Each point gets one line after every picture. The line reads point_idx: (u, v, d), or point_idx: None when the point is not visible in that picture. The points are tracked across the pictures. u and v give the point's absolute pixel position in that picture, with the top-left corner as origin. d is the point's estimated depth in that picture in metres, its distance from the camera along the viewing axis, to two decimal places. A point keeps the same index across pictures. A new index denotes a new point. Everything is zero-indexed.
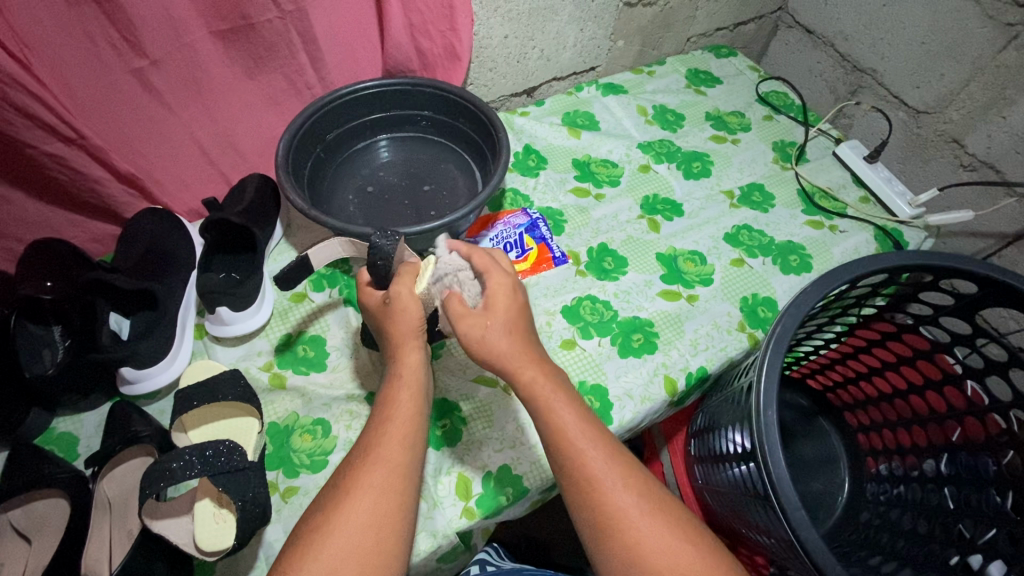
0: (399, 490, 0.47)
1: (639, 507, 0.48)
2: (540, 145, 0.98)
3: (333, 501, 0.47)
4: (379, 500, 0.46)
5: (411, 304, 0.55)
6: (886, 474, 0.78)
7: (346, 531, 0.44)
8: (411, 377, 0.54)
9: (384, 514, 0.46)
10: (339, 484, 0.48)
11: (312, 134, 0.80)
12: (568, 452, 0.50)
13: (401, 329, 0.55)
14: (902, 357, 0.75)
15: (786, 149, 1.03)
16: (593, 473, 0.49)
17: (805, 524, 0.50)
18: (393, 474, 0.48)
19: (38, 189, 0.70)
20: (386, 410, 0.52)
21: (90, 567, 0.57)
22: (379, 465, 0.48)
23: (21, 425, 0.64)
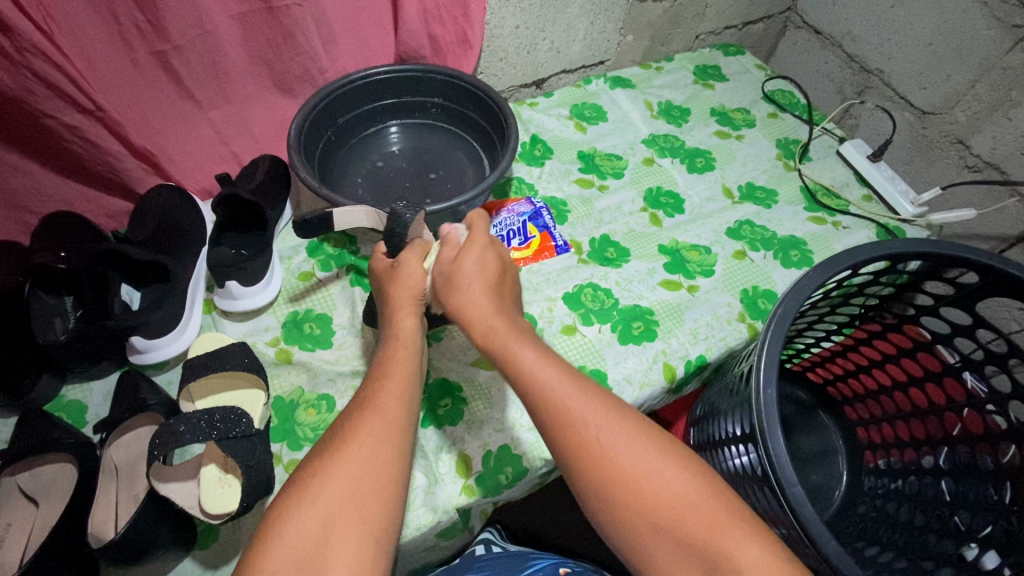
0: (393, 442, 0.47)
1: (648, 477, 0.46)
2: (546, 135, 0.99)
3: (326, 452, 0.46)
4: (373, 453, 0.46)
5: (416, 272, 0.58)
6: (884, 467, 0.78)
7: (337, 482, 0.44)
8: (409, 339, 0.55)
9: (376, 467, 0.45)
10: (335, 435, 0.48)
11: (324, 116, 0.82)
12: (564, 413, 0.48)
13: (398, 293, 0.57)
14: (902, 349, 0.76)
15: (790, 146, 1.04)
16: (591, 437, 0.47)
17: (804, 502, 0.51)
18: (386, 429, 0.47)
19: (53, 162, 0.72)
20: (382, 373, 0.52)
21: (97, 529, 0.59)
22: (371, 418, 0.48)
23: (32, 392, 0.65)
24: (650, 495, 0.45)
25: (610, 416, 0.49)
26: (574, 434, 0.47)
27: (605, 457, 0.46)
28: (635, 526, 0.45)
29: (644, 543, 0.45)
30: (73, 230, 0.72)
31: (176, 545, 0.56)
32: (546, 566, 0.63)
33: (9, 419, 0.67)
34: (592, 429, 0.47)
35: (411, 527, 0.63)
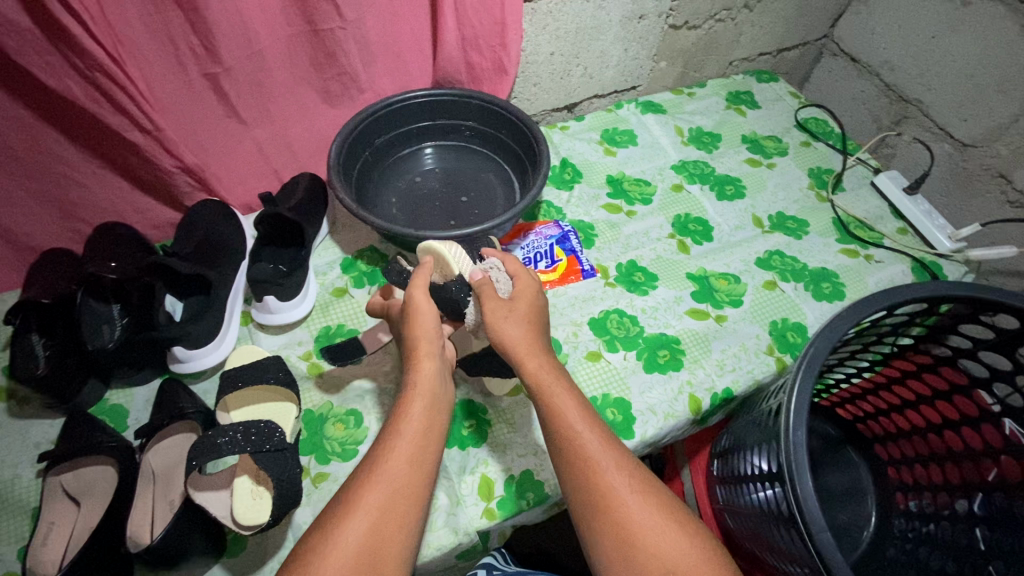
0: (401, 511, 0.48)
1: (659, 530, 0.48)
2: (577, 159, 0.99)
3: (336, 512, 0.47)
4: (380, 518, 0.47)
5: (428, 305, 0.59)
6: (916, 511, 0.76)
7: (346, 544, 0.45)
8: (427, 386, 0.55)
9: (383, 534, 0.46)
10: (346, 493, 0.49)
11: (363, 137, 0.84)
12: (590, 465, 0.51)
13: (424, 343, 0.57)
14: (938, 391, 0.74)
15: (822, 176, 1.03)
16: (620, 492, 0.50)
17: (834, 550, 0.49)
18: (405, 492, 0.48)
19: (107, 178, 0.76)
20: (396, 424, 0.53)
21: (134, 531, 0.60)
22: (382, 479, 0.49)
23: (78, 395, 0.68)
24: (666, 556, 0.47)
25: (636, 485, 0.51)
26: (629, 539, 0.48)
27: (631, 528, 0.48)
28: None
29: None
30: (123, 242, 0.76)
31: (207, 552, 0.58)
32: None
33: (56, 420, 0.70)
34: (635, 519, 0.49)
35: (431, 546, 0.63)
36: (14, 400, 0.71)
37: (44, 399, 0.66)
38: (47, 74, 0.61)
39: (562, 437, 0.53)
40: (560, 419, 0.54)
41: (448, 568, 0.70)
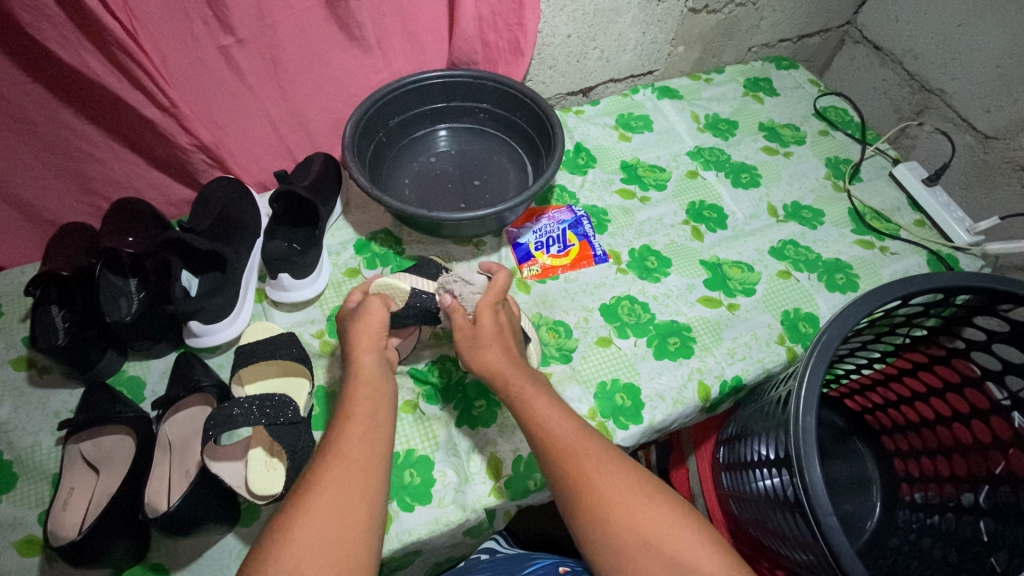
0: (361, 485, 0.50)
1: (626, 493, 0.53)
2: (591, 144, 0.98)
3: (294, 498, 0.49)
4: (336, 498, 0.48)
5: (377, 312, 0.64)
6: (922, 503, 0.76)
7: (309, 524, 0.46)
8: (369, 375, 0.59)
9: (344, 511, 0.48)
10: (303, 482, 0.50)
11: (377, 118, 0.84)
12: (556, 439, 0.56)
13: (368, 342, 0.62)
14: (950, 383, 0.74)
15: (840, 165, 1.01)
16: (590, 464, 0.55)
17: (839, 533, 0.49)
18: (367, 457, 0.52)
19: (124, 155, 0.77)
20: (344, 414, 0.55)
21: (152, 499, 0.61)
22: (338, 463, 0.51)
23: (97, 365, 0.70)
24: (638, 519, 0.51)
25: (611, 460, 0.55)
26: (598, 507, 0.52)
27: (600, 496, 0.53)
28: (622, 546, 0.51)
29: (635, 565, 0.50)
30: (139, 217, 0.77)
31: (222, 520, 0.60)
32: (546, 566, 0.65)
33: (75, 390, 0.72)
34: (606, 489, 0.53)
35: (440, 522, 0.65)
36: (34, 369, 0.72)
37: (64, 368, 0.68)
38: (65, 48, 0.61)
39: (534, 422, 0.58)
40: (525, 403, 0.59)
41: (455, 545, 0.71)
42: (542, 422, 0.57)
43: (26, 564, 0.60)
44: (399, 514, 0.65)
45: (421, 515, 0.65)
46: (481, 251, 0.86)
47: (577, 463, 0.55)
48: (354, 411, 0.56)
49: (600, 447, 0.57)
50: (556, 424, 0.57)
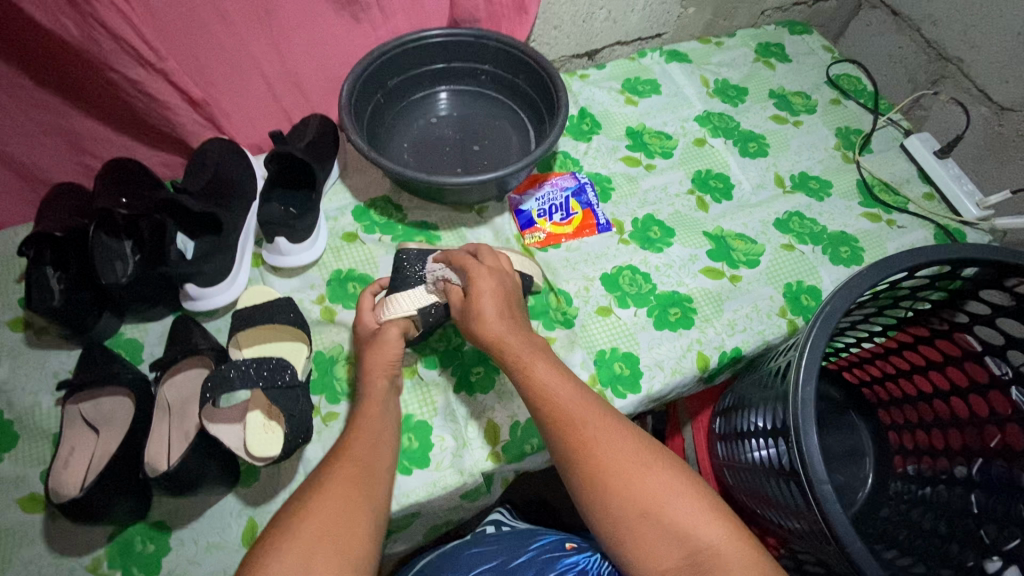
0: (359, 483, 0.52)
1: (623, 461, 0.53)
2: (596, 109, 0.96)
3: (303, 495, 0.50)
4: (344, 495, 0.50)
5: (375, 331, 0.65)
6: (916, 475, 0.77)
7: (316, 517, 0.48)
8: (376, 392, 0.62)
9: (350, 506, 0.50)
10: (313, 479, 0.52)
11: (375, 78, 0.81)
12: (563, 415, 0.56)
13: (377, 359, 0.63)
14: (949, 358, 0.73)
15: (850, 136, 0.99)
16: (586, 433, 0.54)
17: (833, 501, 0.48)
18: (363, 470, 0.53)
19: (114, 113, 0.75)
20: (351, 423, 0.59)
21: (152, 459, 0.62)
22: (344, 465, 0.54)
23: (95, 327, 0.69)
24: (637, 490, 0.52)
25: (607, 426, 0.55)
26: (597, 479, 0.52)
27: (596, 467, 0.53)
28: (620, 516, 0.51)
29: (637, 536, 0.51)
30: (130, 175, 0.75)
31: (223, 480, 0.61)
32: (552, 542, 0.67)
33: (73, 351, 0.71)
34: (605, 460, 0.53)
35: (437, 485, 0.66)
36: (31, 330, 0.72)
37: (61, 329, 0.67)
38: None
39: (535, 395, 0.57)
40: (531, 382, 0.58)
41: (453, 508, 0.72)
42: (544, 389, 0.57)
43: (30, 520, 0.61)
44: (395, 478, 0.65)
45: (418, 478, 0.66)
46: (483, 217, 0.85)
47: (579, 428, 0.55)
48: (355, 433, 0.57)
49: (599, 413, 0.56)
50: (558, 390, 0.57)
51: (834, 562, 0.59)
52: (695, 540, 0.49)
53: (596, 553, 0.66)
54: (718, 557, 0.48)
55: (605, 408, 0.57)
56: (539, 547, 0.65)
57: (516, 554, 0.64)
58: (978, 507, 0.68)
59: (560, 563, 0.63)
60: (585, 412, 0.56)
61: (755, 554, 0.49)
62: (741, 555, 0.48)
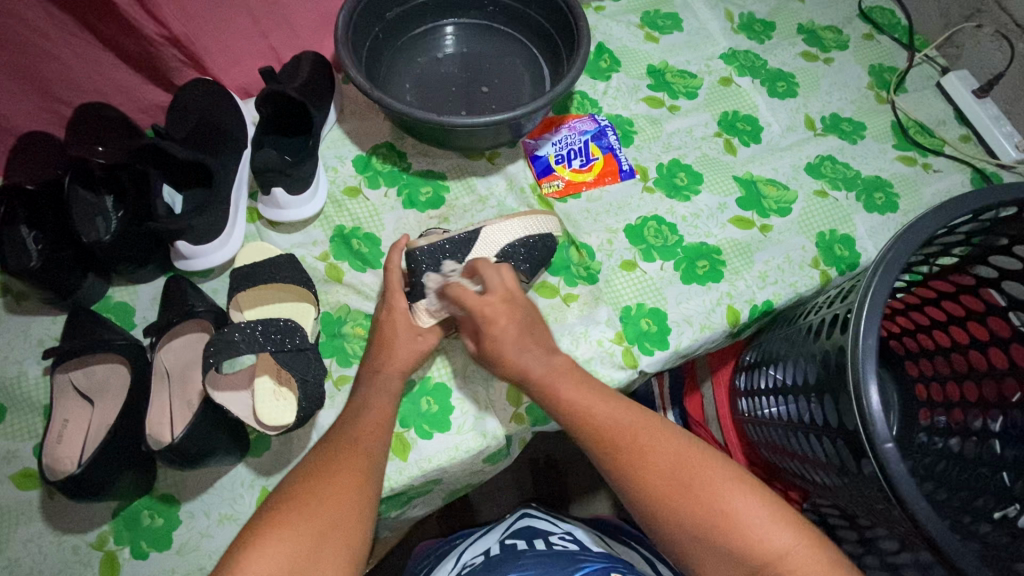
0: (357, 473, 0.50)
1: (677, 472, 0.52)
2: (613, 45, 0.88)
3: (305, 482, 0.49)
4: (344, 486, 0.49)
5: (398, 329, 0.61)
6: (945, 428, 0.65)
7: (311, 510, 0.47)
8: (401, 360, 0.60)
9: (348, 499, 0.49)
10: (315, 466, 0.51)
11: (373, 9, 0.73)
12: (607, 430, 0.55)
13: (391, 362, 0.59)
14: (974, 310, 0.63)
15: (884, 75, 0.91)
16: (639, 443, 0.53)
17: (899, 460, 0.46)
18: (363, 466, 0.51)
19: (83, 50, 0.67)
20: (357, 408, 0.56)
21: (154, 430, 0.58)
22: (349, 454, 0.52)
23: (78, 290, 0.64)
24: (697, 503, 0.50)
25: (658, 437, 0.54)
26: (651, 492, 0.52)
27: (650, 480, 0.52)
28: (681, 531, 0.50)
29: (699, 551, 0.50)
30: (108, 123, 0.68)
31: (232, 451, 0.57)
32: (597, 569, 0.57)
33: (57, 317, 0.66)
34: (658, 472, 0.52)
35: (459, 449, 0.63)
36: (8, 295, 0.65)
37: (43, 293, 0.62)
38: None
39: (574, 413, 0.56)
40: (556, 396, 0.56)
41: (473, 472, 0.69)
42: (582, 405, 0.56)
43: (27, 497, 0.57)
44: (416, 442, 0.62)
45: (439, 443, 0.63)
46: (495, 164, 0.78)
47: (629, 442, 0.54)
48: (355, 421, 0.55)
49: (647, 423, 0.55)
50: (598, 405, 0.56)
51: (866, 514, 0.58)
52: (761, 553, 0.47)
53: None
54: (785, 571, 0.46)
55: (660, 420, 0.56)
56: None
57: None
58: (1009, 459, 0.58)
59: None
60: (633, 422, 0.55)
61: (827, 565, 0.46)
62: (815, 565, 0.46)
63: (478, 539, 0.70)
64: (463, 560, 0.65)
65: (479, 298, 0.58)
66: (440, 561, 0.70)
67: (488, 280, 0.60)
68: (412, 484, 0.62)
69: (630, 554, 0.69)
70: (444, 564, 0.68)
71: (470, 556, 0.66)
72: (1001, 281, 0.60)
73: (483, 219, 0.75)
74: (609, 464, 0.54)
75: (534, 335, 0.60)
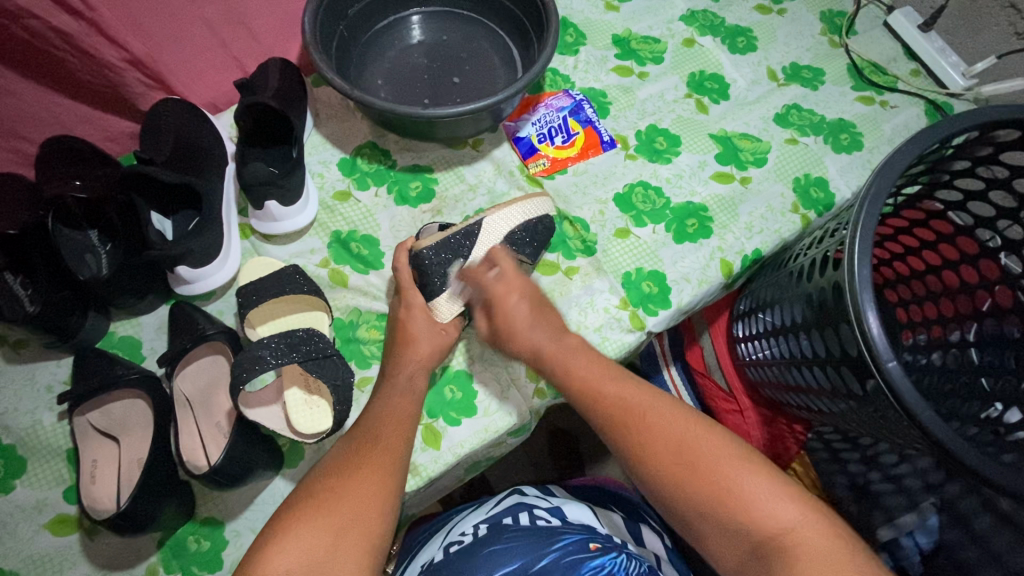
0: (377, 472, 0.51)
1: (681, 441, 0.53)
2: (577, 18, 0.89)
3: (329, 482, 0.50)
4: (374, 484, 0.50)
5: (422, 321, 0.63)
6: (926, 344, 0.68)
7: (335, 512, 0.48)
8: (426, 354, 0.62)
9: (364, 497, 0.49)
10: (338, 464, 0.52)
11: (334, 7, 0.72)
12: (614, 402, 0.57)
13: (414, 356, 0.61)
14: (943, 236, 0.66)
15: (835, 19, 0.93)
16: (646, 419, 0.55)
17: (903, 377, 0.50)
18: (386, 464, 0.52)
19: (40, 83, 0.65)
20: (380, 408, 0.57)
21: (189, 457, 0.59)
22: (374, 450, 0.52)
23: (81, 330, 0.62)
24: (705, 479, 0.51)
25: (662, 412, 0.55)
26: (653, 461, 0.53)
27: (657, 455, 0.53)
28: (687, 504, 0.51)
29: (705, 525, 0.51)
30: (78, 155, 0.65)
31: (271, 465, 0.58)
32: (576, 541, 0.60)
33: (62, 360, 0.64)
34: (662, 443, 0.53)
35: (489, 430, 0.65)
36: (6, 345, 0.63)
37: (43, 337, 0.60)
38: None
39: (573, 381, 0.59)
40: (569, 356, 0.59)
41: (501, 449, 0.71)
42: (590, 381, 0.58)
43: (66, 542, 0.57)
44: (446, 430, 0.64)
45: (468, 428, 0.65)
46: (480, 150, 0.79)
47: (634, 420, 0.55)
48: (380, 416, 0.56)
49: (655, 398, 0.57)
50: (604, 384, 0.58)
51: (868, 431, 0.63)
52: (762, 531, 0.48)
53: (625, 552, 0.60)
54: (792, 546, 0.47)
55: (672, 401, 0.57)
56: (563, 550, 0.59)
57: (538, 556, 0.59)
58: (986, 365, 0.64)
59: (585, 568, 0.57)
60: (642, 402, 0.56)
61: (833, 543, 0.46)
62: (819, 540, 0.46)
63: (468, 512, 0.70)
64: (451, 535, 0.66)
65: (493, 281, 0.63)
66: (432, 535, 0.71)
67: (501, 267, 0.64)
68: (448, 470, 0.64)
69: (614, 518, 0.72)
70: (436, 537, 0.69)
71: (459, 531, 0.66)
72: (965, 202, 0.64)
73: (475, 207, 0.76)
74: (617, 444, 0.56)
75: (547, 314, 0.63)
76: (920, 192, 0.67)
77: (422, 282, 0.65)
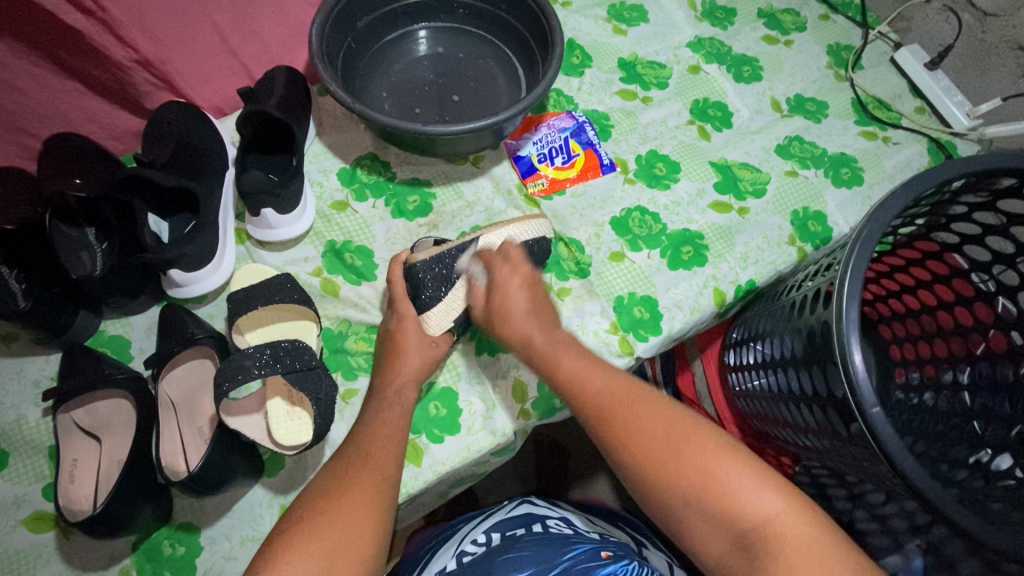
0: (365, 492, 0.50)
1: (662, 427, 0.53)
2: (584, 40, 0.89)
3: (318, 506, 0.49)
4: (364, 505, 0.50)
5: (412, 338, 0.63)
6: (919, 383, 0.66)
7: (325, 538, 0.47)
8: (411, 372, 0.62)
9: (353, 518, 0.49)
10: (326, 488, 0.51)
11: (342, 20, 0.73)
12: (594, 392, 0.56)
13: (402, 370, 0.61)
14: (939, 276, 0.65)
15: (841, 53, 0.93)
16: (632, 406, 0.55)
17: (885, 423, 0.50)
18: (374, 482, 0.51)
19: (47, 82, 0.65)
20: (367, 428, 0.56)
21: (167, 462, 0.60)
22: (361, 471, 0.52)
23: (71, 327, 0.63)
24: (688, 463, 0.50)
25: (641, 402, 0.55)
26: (630, 447, 0.53)
27: (637, 437, 0.53)
28: (669, 497, 0.51)
29: (686, 519, 0.50)
30: (79, 152, 0.66)
31: (250, 473, 0.58)
32: (588, 551, 0.58)
33: (51, 355, 0.65)
34: (645, 425, 0.53)
35: (471, 449, 0.65)
36: None
37: (34, 332, 0.61)
38: None
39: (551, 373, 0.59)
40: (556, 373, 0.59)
41: (484, 467, 0.70)
42: (577, 375, 0.58)
43: (41, 539, 0.57)
44: (429, 447, 0.64)
45: (451, 445, 0.65)
46: (480, 167, 0.79)
47: (616, 409, 0.55)
48: (367, 434, 0.56)
49: (634, 388, 0.57)
50: (592, 376, 0.58)
51: (853, 472, 0.62)
52: (746, 520, 0.47)
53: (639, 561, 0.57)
54: (775, 535, 0.46)
55: (651, 391, 0.57)
56: (573, 559, 0.57)
57: (549, 565, 0.57)
58: (978, 408, 0.62)
59: None
60: (625, 393, 0.56)
61: (817, 532, 0.46)
62: (802, 529, 0.46)
63: (480, 521, 0.71)
64: (463, 543, 0.66)
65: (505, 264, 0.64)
66: (443, 544, 0.70)
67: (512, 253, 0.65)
68: (429, 487, 0.63)
69: (620, 533, 0.72)
70: (447, 545, 0.68)
71: (471, 540, 0.66)
72: (962, 245, 0.64)
73: (472, 223, 0.76)
74: (602, 434, 0.55)
75: (544, 309, 0.64)
76: (916, 232, 0.67)
77: (411, 294, 0.65)
